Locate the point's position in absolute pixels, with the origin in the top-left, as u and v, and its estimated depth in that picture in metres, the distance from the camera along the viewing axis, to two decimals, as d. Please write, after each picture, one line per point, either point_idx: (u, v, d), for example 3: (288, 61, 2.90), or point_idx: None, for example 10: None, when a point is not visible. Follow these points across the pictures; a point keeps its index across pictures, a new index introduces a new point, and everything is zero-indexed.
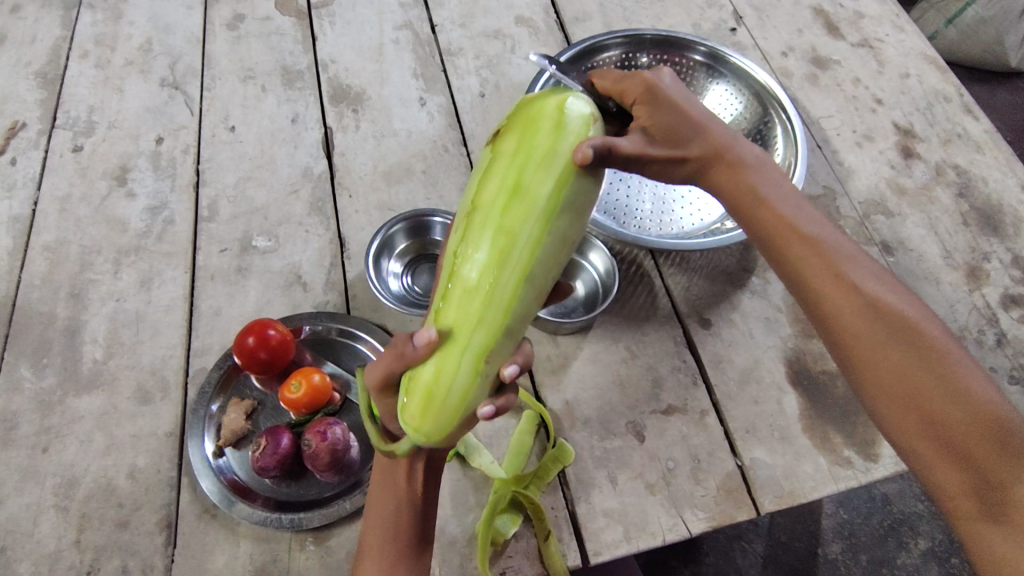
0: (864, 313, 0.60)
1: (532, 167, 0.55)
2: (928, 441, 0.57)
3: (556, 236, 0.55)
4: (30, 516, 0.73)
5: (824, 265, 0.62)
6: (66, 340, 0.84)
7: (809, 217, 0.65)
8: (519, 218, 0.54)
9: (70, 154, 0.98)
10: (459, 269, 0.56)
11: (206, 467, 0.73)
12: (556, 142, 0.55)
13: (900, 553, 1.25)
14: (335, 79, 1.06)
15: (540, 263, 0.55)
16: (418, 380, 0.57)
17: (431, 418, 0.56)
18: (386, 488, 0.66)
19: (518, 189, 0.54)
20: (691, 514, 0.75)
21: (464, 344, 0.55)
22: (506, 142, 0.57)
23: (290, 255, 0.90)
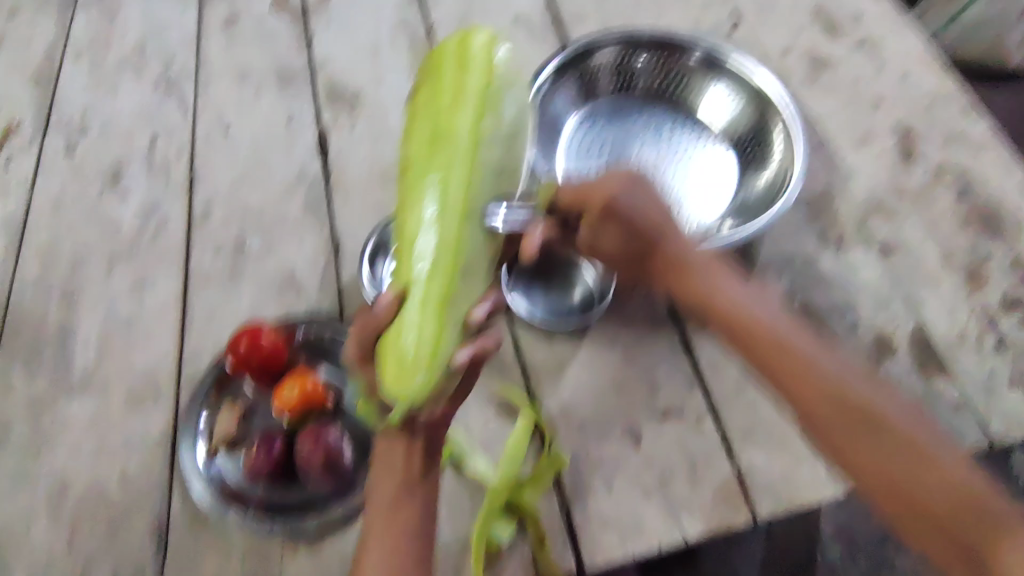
0: (842, 420, 0.70)
1: (444, 118, 0.67)
2: (924, 531, 0.65)
3: (482, 168, 0.65)
4: (22, 521, 0.73)
5: (819, 394, 0.71)
6: (59, 343, 0.83)
7: (803, 349, 0.74)
8: (448, 158, 0.65)
9: (64, 155, 0.98)
10: (408, 232, 0.63)
11: (200, 471, 0.74)
12: (461, 87, 0.68)
13: (897, 555, 1.25)
14: (331, 79, 1.05)
15: (471, 187, 0.64)
16: (388, 346, 0.59)
17: (406, 382, 0.57)
18: (386, 474, 0.64)
19: (439, 139, 0.67)
20: (687, 519, 0.75)
21: (424, 297, 0.59)
22: (418, 119, 0.71)
23: (285, 257, 0.89)
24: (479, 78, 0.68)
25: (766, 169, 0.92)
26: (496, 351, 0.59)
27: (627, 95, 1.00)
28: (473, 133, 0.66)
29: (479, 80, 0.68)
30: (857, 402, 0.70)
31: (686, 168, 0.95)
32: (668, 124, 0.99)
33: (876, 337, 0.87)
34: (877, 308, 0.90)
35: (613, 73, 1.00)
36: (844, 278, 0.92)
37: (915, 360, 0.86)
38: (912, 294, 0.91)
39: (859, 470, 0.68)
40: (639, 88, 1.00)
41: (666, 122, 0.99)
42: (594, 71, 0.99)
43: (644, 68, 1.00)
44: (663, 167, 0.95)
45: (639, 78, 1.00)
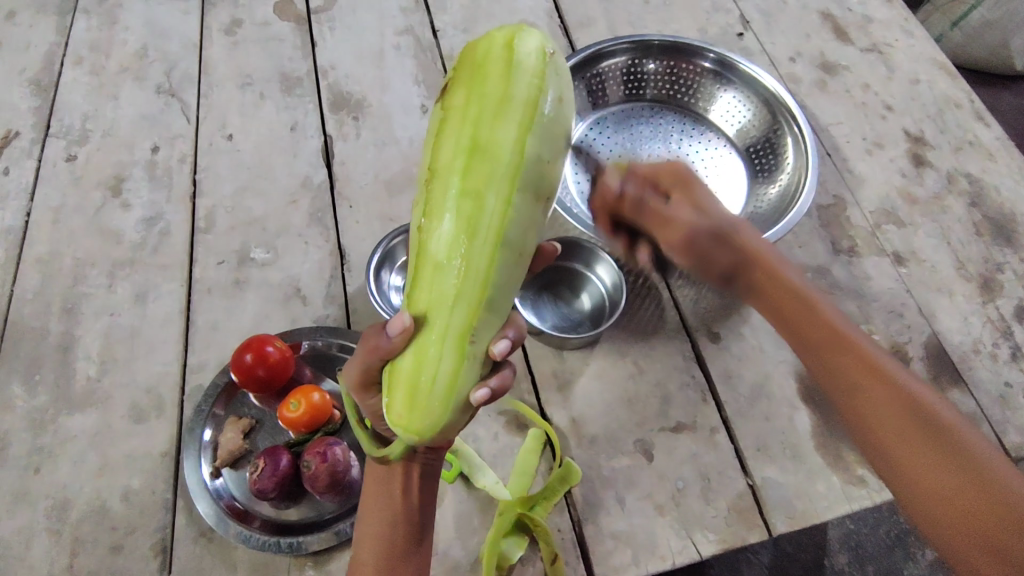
0: (901, 419, 0.55)
1: (486, 122, 0.50)
2: (957, 528, 0.51)
3: (526, 195, 0.51)
4: (21, 540, 0.71)
5: (864, 366, 0.58)
6: (59, 356, 0.82)
7: (854, 332, 0.61)
8: (483, 177, 0.50)
9: (64, 163, 0.96)
10: (426, 246, 0.52)
11: (202, 489, 0.71)
12: (508, 88, 0.51)
13: (907, 564, 1.20)
14: (335, 86, 1.04)
15: (511, 216, 0.51)
16: (398, 372, 0.53)
17: (417, 415, 0.52)
18: (383, 496, 0.64)
19: (476, 147, 0.50)
20: (702, 536, 0.73)
21: (442, 327, 0.51)
22: (454, 102, 0.52)
23: (289, 268, 0.88)
24: (529, 82, 0.51)
25: (779, 178, 0.91)
26: (510, 355, 0.53)
27: (636, 101, 1.00)
28: (517, 154, 0.50)
29: (529, 91, 0.51)
30: (907, 389, 0.56)
31: (697, 175, 0.94)
32: (677, 131, 0.98)
33: (891, 347, 0.86)
34: (890, 317, 0.88)
35: (622, 79, 0.99)
36: (857, 287, 0.91)
37: (930, 371, 0.84)
38: (925, 304, 0.89)
39: (882, 456, 0.56)
40: (648, 94, 1.00)
41: (675, 129, 0.98)
42: (603, 76, 0.97)
43: (654, 74, 0.99)
44: None
45: (648, 85, 1.00)
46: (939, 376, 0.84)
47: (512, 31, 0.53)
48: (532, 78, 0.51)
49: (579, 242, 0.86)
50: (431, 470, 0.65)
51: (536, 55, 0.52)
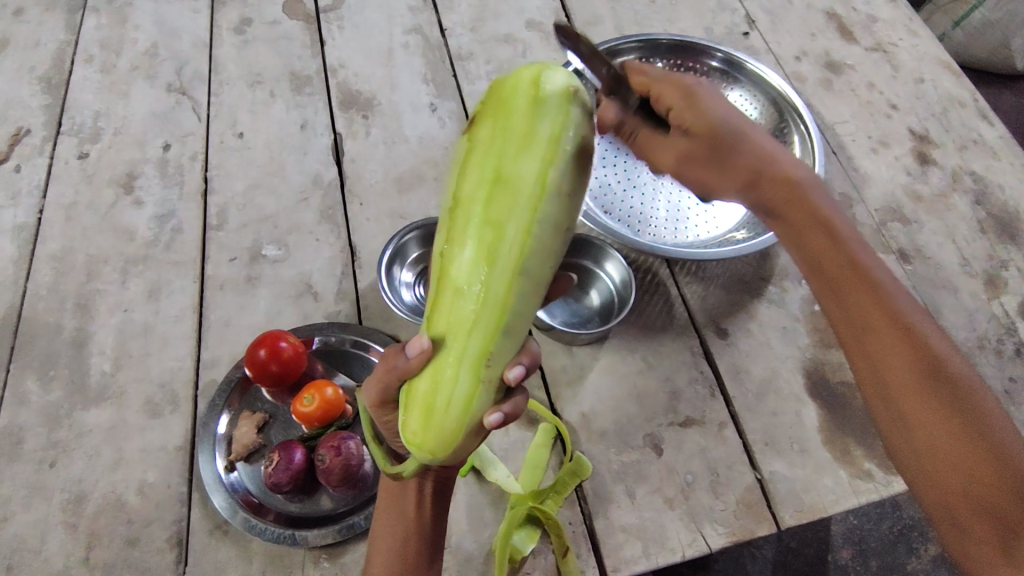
0: (917, 370, 0.53)
1: (510, 150, 0.50)
2: (957, 496, 0.51)
3: (548, 225, 0.51)
4: (38, 533, 0.72)
5: (875, 303, 0.56)
6: (73, 351, 0.83)
7: (872, 263, 0.58)
8: (505, 207, 0.50)
9: (76, 161, 0.97)
10: (446, 272, 0.52)
11: (217, 483, 0.72)
12: (534, 117, 0.50)
13: (909, 559, 1.20)
14: (345, 84, 1.04)
15: (531, 246, 0.51)
16: (416, 394, 0.54)
17: (431, 436, 0.53)
18: (395, 509, 0.65)
19: (498, 176, 0.50)
20: (711, 529, 0.74)
21: (459, 353, 0.52)
22: (480, 127, 0.52)
23: (301, 264, 0.89)
24: (553, 112, 0.50)
25: None
26: (523, 382, 0.54)
27: None
28: (540, 187, 0.50)
29: (556, 121, 0.50)
30: (923, 340, 0.54)
31: None
32: None
33: None
34: None
35: None
36: None
37: None
38: (931, 300, 0.90)
39: (885, 400, 0.55)
40: None
41: None
42: None
43: None
44: None
45: None
46: None
47: (541, 66, 0.52)
48: (557, 105, 0.50)
49: (588, 240, 0.88)
50: (444, 487, 0.67)
51: (563, 84, 0.51)
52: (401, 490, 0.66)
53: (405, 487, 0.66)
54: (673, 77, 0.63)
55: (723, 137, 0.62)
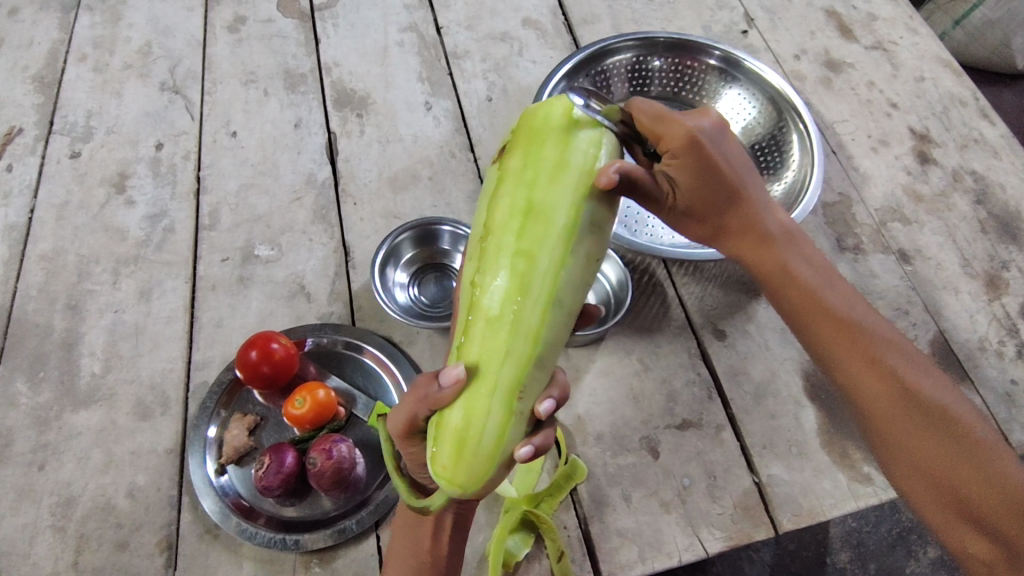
0: (895, 397, 0.58)
1: (543, 184, 0.54)
2: (947, 508, 0.55)
3: (578, 256, 0.55)
4: (26, 537, 0.71)
5: (845, 337, 0.61)
6: (63, 353, 0.82)
7: (840, 297, 0.63)
8: (538, 238, 0.54)
9: (68, 160, 0.96)
10: (479, 301, 0.54)
11: (207, 486, 0.72)
12: (564, 152, 0.55)
13: (908, 562, 1.19)
14: (339, 82, 1.04)
15: (561, 277, 0.54)
16: (446, 426, 0.54)
17: (463, 468, 0.53)
18: (411, 541, 0.65)
19: (530, 208, 0.54)
20: (708, 533, 0.73)
21: (493, 382, 0.53)
22: (511, 162, 0.56)
23: (294, 264, 0.88)
24: (583, 150, 0.55)
25: (784, 175, 0.91)
26: (551, 416, 0.55)
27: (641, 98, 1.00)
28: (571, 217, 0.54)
29: (586, 156, 0.55)
30: (893, 369, 0.59)
31: None
32: None
33: None
34: (896, 315, 0.88)
35: (628, 76, 0.99)
36: (862, 284, 0.90)
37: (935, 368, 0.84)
38: (931, 302, 0.89)
39: (873, 428, 0.60)
40: (653, 91, 1.00)
41: None
42: (608, 72, 0.97)
43: (659, 71, 0.99)
44: None
45: (653, 81, 1.00)
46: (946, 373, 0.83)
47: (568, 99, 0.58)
48: (587, 141, 0.56)
49: None
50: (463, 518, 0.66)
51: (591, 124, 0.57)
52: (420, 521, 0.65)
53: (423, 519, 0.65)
54: (675, 123, 0.60)
55: (705, 192, 0.61)
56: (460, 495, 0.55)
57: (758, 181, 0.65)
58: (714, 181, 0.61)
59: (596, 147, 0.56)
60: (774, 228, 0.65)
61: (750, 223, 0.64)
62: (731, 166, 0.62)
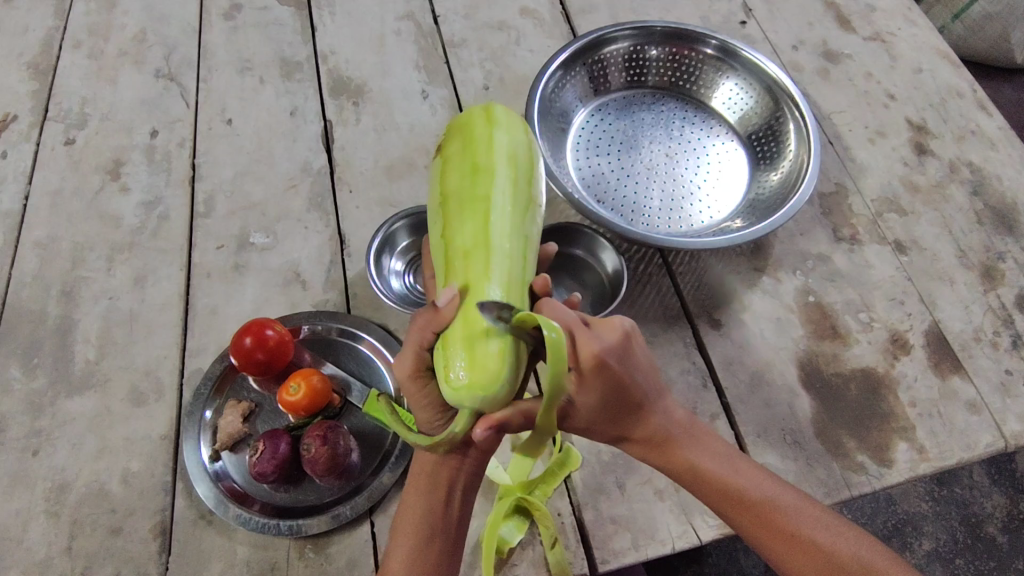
0: (819, 565, 0.62)
1: (481, 149, 0.64)
2: None
3: (524, 197, 0.64)
4: (20, 523, 0.71)
5: (762, 522, 0.63)
6: (57, 339, 0.81)
7: (750, 479, 0.65)
8: (489, 186, 0.62)
9: (62, 147, 0.96)
10: (453, 246, 0.61)
11: (202, 471, 0.71)
12: (492, 130, 0.66)
13: (903, 554, 1.21)
14: (335, 71, 1.03)
15: (516, 210, 0.62)
16: (453, 339, 0.57)
17: (480, 371, 0.55)
18: (423, 505, 0.64)
19: (476, 167, 0.63)
20: (702, 521, 0.73)
21: (484, 293, 0.58)
22: (451, 149, 0.67)
23: (288, 253, 0.88)
24: (506, 128, 0.66)
25: (780, 165, 0.90)
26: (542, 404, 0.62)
27: (639, 88, 1.00)
28: (513, 168, 0.64)
29: (506, 128, 0.67)
30: (815, 540, 0.62)
31: (699, 164, 0.94)
32: (679, 118, 0.98)
33: (892, 335, 0.86)
34: (891, 305, 0.88)
35: (624, 65, 0.98)
36: (858, 275, 0.90)
37: (930, 358, 0.84)
38: (927, 293, 0.89)
39: None
40: (649, 82, 1.00)
41: (678, 116, 0.98)
42: (605, 62, 0.97)
43: (656, 61, 0.99)
44: (674, 161, 0.94)
45: (650, 71, 0.99)
46: (940, 364, 0.84)
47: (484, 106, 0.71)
48: (506, 120, 0.67)
49: (580, 228, 0.85)
50: (473, 482, 0.67)
51: (505, 115, 0.68)
52: (434, 483, 0.65)
53: (436, 481, 0.65)
54: (579, 343, 0.56)
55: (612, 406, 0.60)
56: (482, 403, 0.56)
57: (656, 373, 0.63)
58: (621, 395, 0.60)
59: (513, 125, 0.68)
60: (677, 427, 0.65)
61: (656, 428, 0.63)
62: (639, 376, 0.60)
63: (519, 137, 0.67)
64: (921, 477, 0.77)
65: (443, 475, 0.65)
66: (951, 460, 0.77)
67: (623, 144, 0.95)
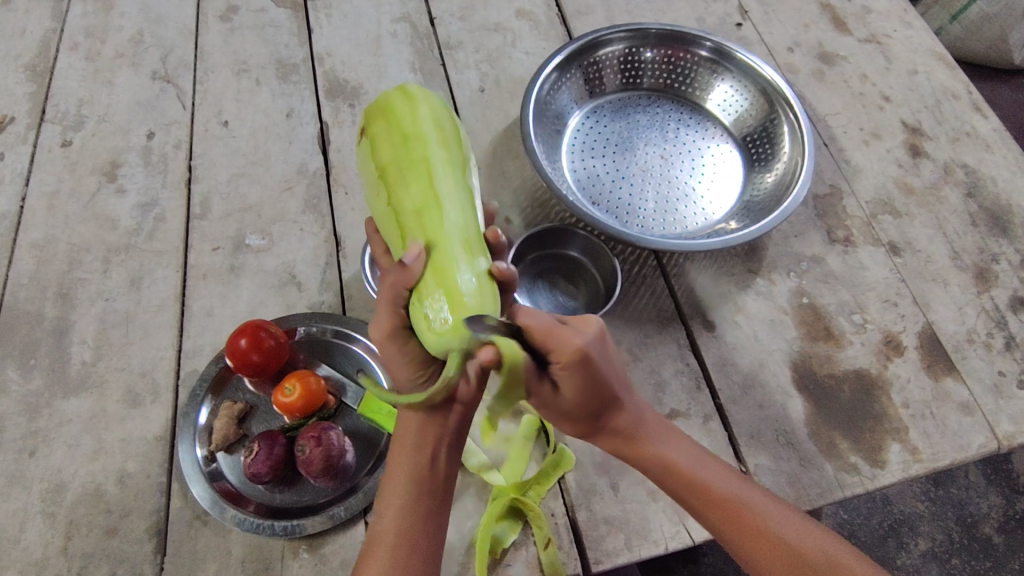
0: (784, 564, 0.62)
1: (405, 119, 0.66)
2: None
3: (456, 153, 0.65)
4: (16, 523, 0.71)
5: (728, 516, 0.64)
6: (54, 340, 0.82)
7: (718, 476, 0.65)
8: (423, 149, 0.63)
9: (59, 148, 0.96)
10: (404, 212, 0.62)
11: (197, 472, 0.71)
12: (411, 100, 0.67)
13: (899, 554, 1.21)
14: (331, 73, 1.03)
15: (453, 165, 0.64)
16: (429, 294, 0.58)
17: (462, 311, 0.56)
18: (411, 461, 0.64)
19: (405, 135, 0.65)
20: (695, 522, 0.73)
21: (447, 242, 0.59)
22: (375, 129, 0.68)
23: (284, 254, 0.88)
24: (421, 96, 0.68)
25: (775, 167, 0.91)
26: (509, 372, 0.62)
27: (634, 90, 1.00)
28: (440, 129, 0.65)
29: (422, 97, 0.68)
30: (782, 538, 0.63)
31: (693, 166, 0.94)
32: (674, 120, 0.98)
33: (885, 337, 0.86)
34: (885, 307, 0.88)
35: (620, 67, 0.99)
36: (852, 276, 0.91)
37: (923, 360, 0.84)
38: (921, 295, 0.89)
39: None
40: (645, 83, 1.00)
41: (673, 118, 0.98)
42: (600, 64, 0.97)
43: (651, 63, 0.99)
44: (669, 163, 0.94)
45: (645, 73, 1.00)
46: (933, 365, 0.84)
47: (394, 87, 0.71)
48: (419, 91, 0.69)
49: (574, 231, 0.85)
50: (461, 439, 0.66)
51: (417, 88, 0.70)
52: (420, 443, 0.64)
53: (423, 438, 0.64)
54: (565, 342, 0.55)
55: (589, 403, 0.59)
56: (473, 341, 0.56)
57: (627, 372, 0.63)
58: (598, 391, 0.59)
59: (427, 94, 0.69)
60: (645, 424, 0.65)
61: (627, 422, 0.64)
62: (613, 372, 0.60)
63: (437, 104, 0.69)
64: (914, 478, 0.77)
65: (432, 430, 0.64)
66: (944, 462, 0.77)
67: (618, 145, 0.95)
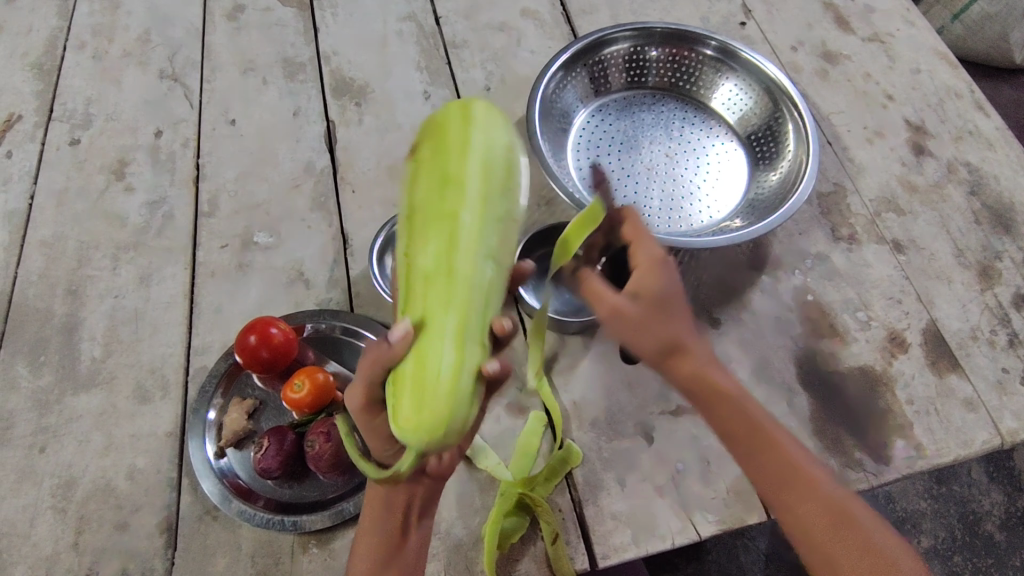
0: (826, 519, 0.60)
1: (454, 155, 0.58)
2: None
3: (497, 212, 0.57)
4: (27, 518, 0.72)
5: (778, 458, 0.62)
6: (63, 337, 0.82)
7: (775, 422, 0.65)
8: (458, 202, 0.56)
9: (67, 146, 0.96)
10: (412, 270, 0.56)
11: (207, 467, 0.72)
12: (473, 132, 0.59)
13: None
14: (338, 71, 1.04)
15: (485, 230, 0.56)
16: (404, 377, 0.53)
17: (426, 411, 0.51)
18: (378, 528, 0.64)
19: (447, 177, 0.57)
20: (701, 517, 0.74)
21: (440, 328, 0.53)
22: (424, 153, 0.61)
23: (292, 252, 0.88)
24: (483, 131, 0.59)
25: (779, 165, 0.91)
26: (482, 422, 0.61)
27: (639, 89, 1.00)
28: (485, 184, 0.57)
29: (486, 133, 0.59)
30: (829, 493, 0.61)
31: (698, 164, 0.95)
32: (679, 119, 0.99)
33: (889, 334, 0.86)
34: (889, 304, 0.89)
35: (625, 66, 0.99)
36: (856, 274, 0.91)
37: (927, 357, 0.85)
38: (924, 292, 0.90)
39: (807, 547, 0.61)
40: (650, 82, 1.01)
41: (677, 117, 0.99)
42: (605, 63, 0.98)
43: (656, 62, 1.00)
44: (674, 161, 0.94)
45: (650, 72, 1.00)
46: (937, 362, 0.84)
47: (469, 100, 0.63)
48: (488, 122, 0.60)
49: None
50: (429, 504, 0.67)
51: (486, 113, 0.61)
52: (389, 508, 0.64)
53: (390, 509, 0.64)
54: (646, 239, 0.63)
55: (659, 307, 0.62)
56: (427, 446, 0.52)
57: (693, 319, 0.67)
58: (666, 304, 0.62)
59: (496, 124, 0.61)
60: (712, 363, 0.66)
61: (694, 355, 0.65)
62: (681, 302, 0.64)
63: (501, 140, 0.60)
64: (918, 474, 0.77)
65: (398, 500, 0.64)
66: (947, 457, 0.78)
67: (623, 144, 0.96)
